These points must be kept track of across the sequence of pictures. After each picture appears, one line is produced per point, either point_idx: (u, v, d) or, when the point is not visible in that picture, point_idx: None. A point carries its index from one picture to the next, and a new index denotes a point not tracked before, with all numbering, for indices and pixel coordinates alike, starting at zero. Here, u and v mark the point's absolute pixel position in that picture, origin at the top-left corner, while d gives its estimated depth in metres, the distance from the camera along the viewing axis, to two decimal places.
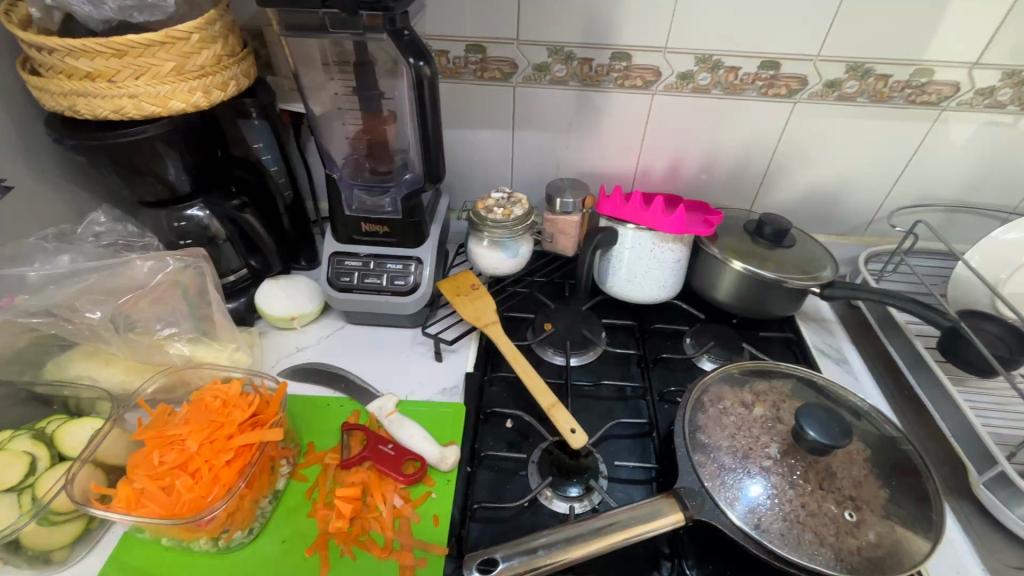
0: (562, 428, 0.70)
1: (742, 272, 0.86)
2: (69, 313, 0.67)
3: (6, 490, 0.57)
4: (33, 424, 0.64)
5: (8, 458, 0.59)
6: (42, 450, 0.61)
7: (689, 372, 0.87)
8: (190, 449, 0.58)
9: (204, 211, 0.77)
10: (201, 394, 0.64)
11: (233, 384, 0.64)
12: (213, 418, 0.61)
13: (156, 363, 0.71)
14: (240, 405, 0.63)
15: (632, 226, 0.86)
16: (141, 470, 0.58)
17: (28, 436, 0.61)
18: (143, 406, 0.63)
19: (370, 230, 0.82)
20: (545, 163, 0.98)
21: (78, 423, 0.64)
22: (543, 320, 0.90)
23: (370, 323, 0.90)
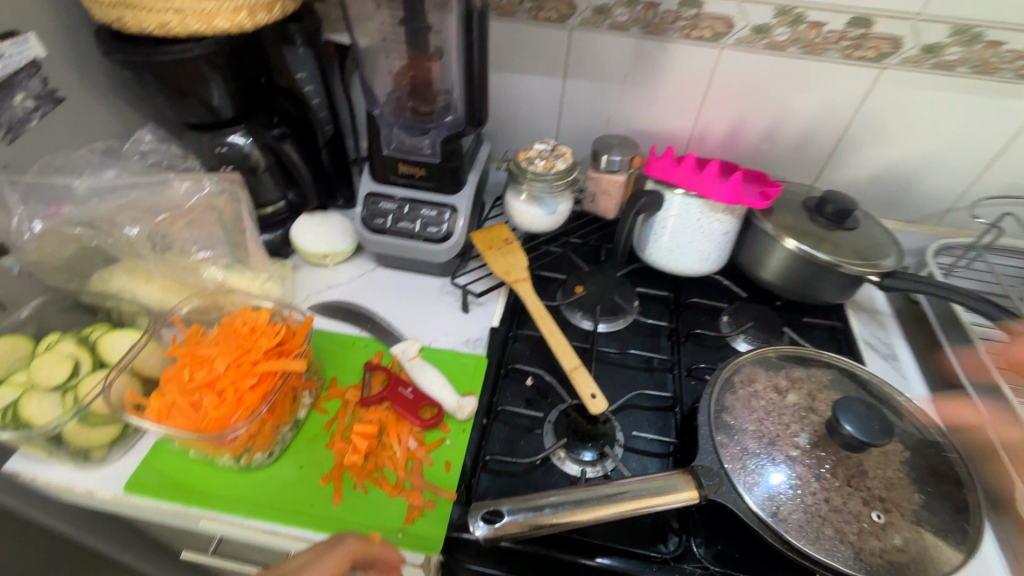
0: (583, 393, 0.70)
1: (794, 251, 0.80)
2: (109, 227, 0.70)
3: (53, 389, 0.61)
4: (79, 330, 0.68)
5: (54, 359, 0.62)
6: (85, 355, 0.64)
7: (722, 351, 0.83)
8: (218, 370, 0.60)
9: (245, 137, 0.78)
10: (231, 318, 0.66)
11: (262, 312, 0.65)
12: (241, 342, 0.62)
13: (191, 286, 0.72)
14: (267, 332, 0.64)
15: (680, 192, 0.81)
16: (172, 384, 0.60)
17: (73, 341, 0.65)
18: (177, 324, 0.65)
19: (407, 172, 0.80)
20: (595, 117, 0.92)
21: (118, 333, 0.67)
22: (574, 283, 0.87)
23: (402, 268, 0.90)
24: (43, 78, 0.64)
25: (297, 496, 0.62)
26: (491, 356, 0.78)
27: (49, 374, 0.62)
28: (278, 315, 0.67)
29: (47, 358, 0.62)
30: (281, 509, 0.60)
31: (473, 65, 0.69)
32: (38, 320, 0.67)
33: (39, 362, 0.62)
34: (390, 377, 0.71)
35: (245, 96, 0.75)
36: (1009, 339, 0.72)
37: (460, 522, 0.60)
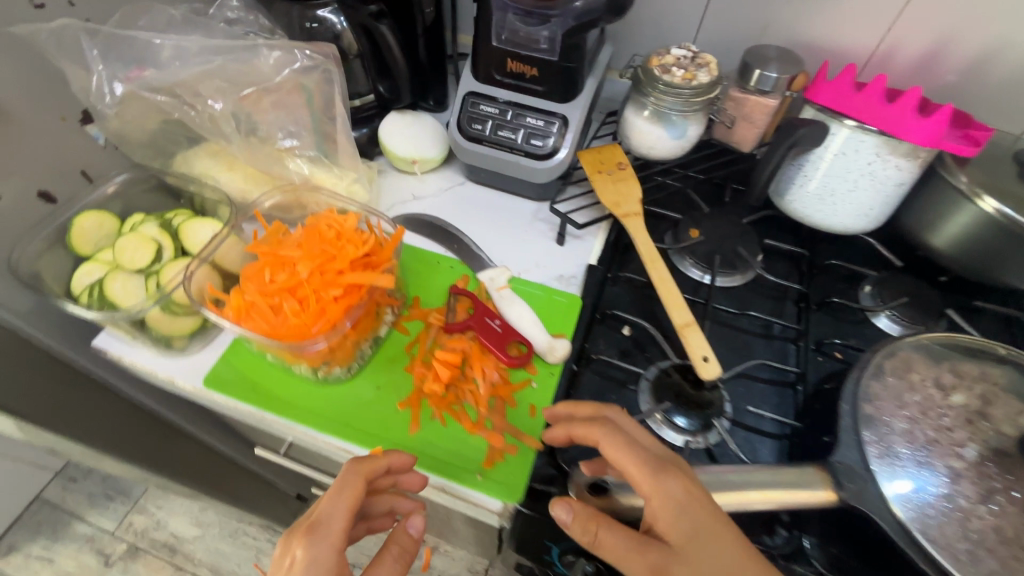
0: (693, 354, 0.61)
1: (992, 215, 0.62)
2: (193, 97, 0.63)
3: (137, 271, 0.59)
4: (162, 213, 0.65)
5: (138, 241, 0.59)
6: (168, 242, 0.61)
7: (858, 326, 0.70)
8: (301, 275, 0.54)
9: (337, 14, 0.67)
10: (316, 220, 0.59)
11: (350, 218, 0.58)
12: (325, 248, 0.56)
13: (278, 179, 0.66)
14: (353, 239, 0.57)
15: (849, 123, 0.64)
16: (254, 285, 0.55)
17: (156, 224, 0.62)
18: (260, 220, 0.60)
19: (516, 71, 0.68)
20: (749, 21, 0.74)
21: (200, 221, 0.63)
22: (689, 225, 0.75)
23: (495, 185, 0.80)
24: None
25: (372, 417, 0.58)
26: (586, 297, 0.69)
27: (133, 256, 0.59)
28: (366, 221, 0.60)
29: (131, 239, 0.59)
30: (357, 428, 0.57)
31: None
32: (124, 199, 0.64)
33: (124, 243, 0.60)
34: (478, 305, 0.65)
35: None
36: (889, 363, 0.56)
37: (545, 474, 0.55)
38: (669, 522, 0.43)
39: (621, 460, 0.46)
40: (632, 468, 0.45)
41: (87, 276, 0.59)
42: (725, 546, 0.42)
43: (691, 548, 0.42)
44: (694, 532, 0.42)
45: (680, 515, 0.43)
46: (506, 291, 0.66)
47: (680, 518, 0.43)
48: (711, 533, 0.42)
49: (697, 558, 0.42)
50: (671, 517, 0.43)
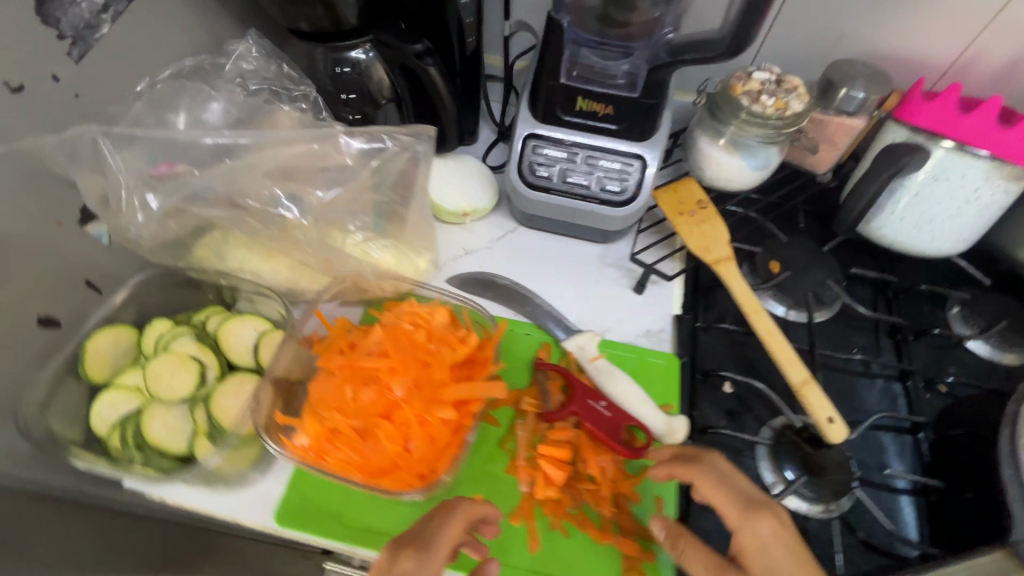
0: (818, 416, 0.56)
1: None
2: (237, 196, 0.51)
3: (178, 401, 0.48)
4: (191, 317, 0.54)
5: (176, 364, 0.48)
6: (210, 357, 0.50)
7: (953, 350, 0.67)
8: (398, 396, 0.45)
9: (368, 53, 0.57)
10: (395, 318, 0.50)
11: (438, 314, 0.50)
12: (419, 357, 0.47)
13: (331, 262, 0.55)
14: (446, 340, 0.49)
15: (946, 145, 0.59)
16: (335, 410, 0.46)
17: (191, 336, 0.51)
18: (323, 320, 0.50)
19: (587, 109, 0.60)
20: (822, 31, 0.67)
21: (240, 322, 0.52)
22: (768, 258, 0.69)
23: (552, 230, 0.72)
24: None
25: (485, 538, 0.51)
26: (683, 353, 0.63)
27: (172, 382, 0.48)
28: (452, 313, 0.52)
29: (167, 362, 0.48)
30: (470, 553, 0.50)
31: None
32: (139, 302, 0.53)
33: (157, 367, 0.48)
34: (577, 385, 0.56)
35: None
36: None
37: None
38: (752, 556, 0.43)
39: (712, 491, 0.47)
40: (722, 502, 0.46)
41: (115, 414, 0.48)
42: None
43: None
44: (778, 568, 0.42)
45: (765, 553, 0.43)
46: (602, 364, 0.58)
47: (763, 555, 0.43)
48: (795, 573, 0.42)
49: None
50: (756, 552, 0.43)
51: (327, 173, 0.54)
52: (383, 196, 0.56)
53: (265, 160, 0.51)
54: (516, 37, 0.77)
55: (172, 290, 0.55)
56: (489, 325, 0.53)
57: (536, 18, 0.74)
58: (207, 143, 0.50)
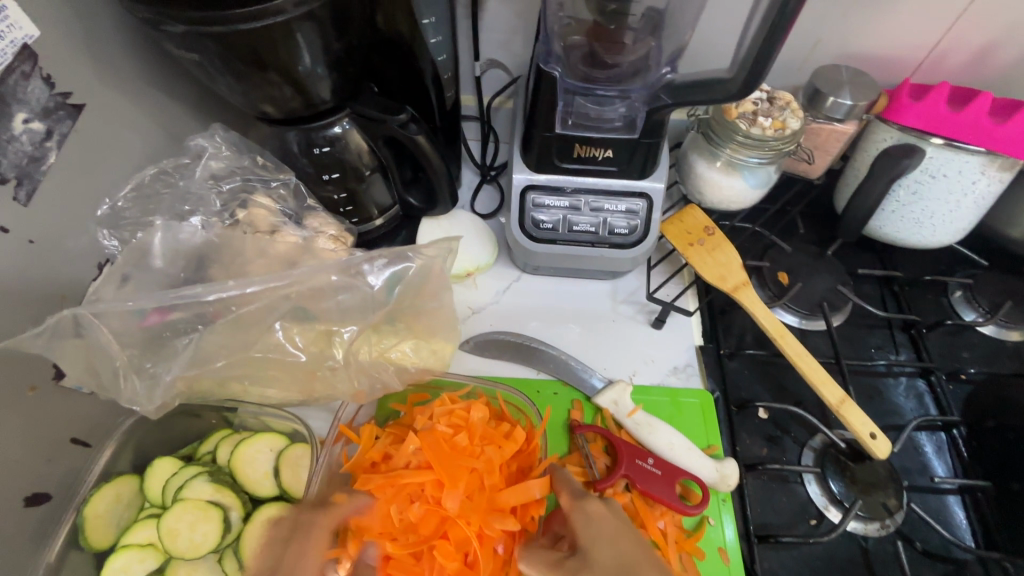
0: (862, 434, 0.55)
1: None
2: (246, 329, 0.43)
3: (203, 554, 0.43)
4: (200, 452, 0.48)
5: (195, 514, 0.43)
6: (229, 496, 0.45)
7: (962, 335, 0.67)
8: (452, 511, 0.43)
9: (349, 127, 0.53)
10: (429, 421, 0.48)
11: (475, 411, 0.48)
12: (465, 464, 0.45)
13: (360, 389, 0.48)
14: (489, 438, 0.48)
15: (937, 141, 0.60)
16: (382, 536, 0.43)
17: (205, 478, 0.45)
18: (349, 434, 0.46)
19: (585, 154, 0.56)
20: (798, 38, 0.67)
21: (254, 447, 0.47)
22: (777, 270, 0.68)
23: (558, 274, 0.68)
24: (46, 75, 0.38)
25: None
26: (714, 388, 0.61)
27: (193, 536, 0.43)
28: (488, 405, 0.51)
29: (184, 514, 0.43)
30: None
31: (756, 31, 0.41)
32: (133, 445, 0.47)
33: (172, 520, 0.43)
34: (622, 445, 0.54)
35: (354, 64, 0.49)
36: None
37: None
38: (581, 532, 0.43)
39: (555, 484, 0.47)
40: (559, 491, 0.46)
41: None
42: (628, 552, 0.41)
43: (598, 551, 0.41)
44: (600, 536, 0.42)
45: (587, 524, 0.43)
46: (638, 420, 0.56)
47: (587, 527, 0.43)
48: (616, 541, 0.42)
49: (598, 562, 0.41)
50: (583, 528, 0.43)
51: (342, 298, 0.45)
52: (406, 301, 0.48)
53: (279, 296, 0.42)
54: (488, 76, 0.73)
55: (167, 422, 0.49)
56: (525, 408, 0.52)
57: (505, 55, 0.71)
58: (210, 299, 0.41)
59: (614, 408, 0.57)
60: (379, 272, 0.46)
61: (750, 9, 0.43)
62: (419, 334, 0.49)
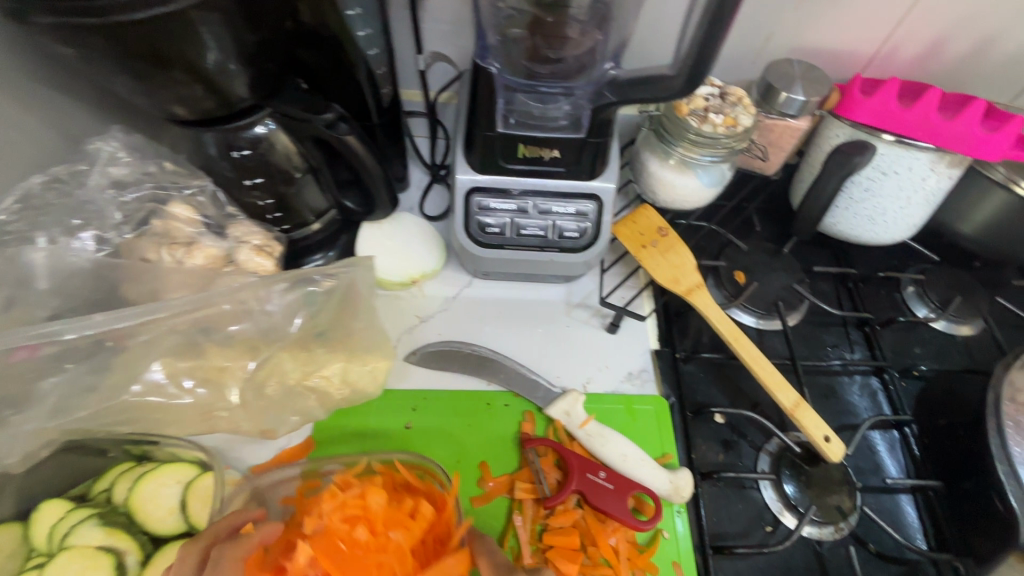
0: (816, 437, 0.54)
1: None
2: (131, 356, 0.42)
3: None
4: (93, 491, 0.45)
5: (83, 564, 0.40)
6: (123, 539, 0.42)
7: (915, 331, 0.67)
8: None
9: (271, 127, 0.48)
10: (319, 521, 0.42)
11: (373, 496, 0.44)
12: (371, 560, 0.41)
13: (267, 427, 0.46)
14: (395, 521, 0.43)
15: (889, 138, 0.59)
16: None
17: (96, 521, 0.42)
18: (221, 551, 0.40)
19: (531, 154, 0.53)
20: (751, 31, 0.65)
21: (154, 484, 0.44)
22: (733, 269, 0.66)
23: (510, 279, 0.65)
24: None
25: None
26: (670, 393, 0.60)
27: None
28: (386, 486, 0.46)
29: (69, 564, 0.40)
30: None
31: (700, 26, 0.38)
32: (19, 487, 0.42)
33: (56, 571, 0.40)
34: (574, 458, 0.52)
35: (274, 60, 0.45)
36: (1004, 389, 0.55)
37: None
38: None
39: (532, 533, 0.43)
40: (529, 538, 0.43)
41: None
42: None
43: None
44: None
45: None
46: (588, 432, 0.54)
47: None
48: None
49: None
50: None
51: (245, 323, 0.44)
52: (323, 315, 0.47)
53: (159, 328, 0.42)
54: (433, 69, 0.69)
55: (62, 458, 0.45)
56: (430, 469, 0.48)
57: (450, 48, 0.67)
58: (69, 337, 0.39)
59: (568, 420, 0.55)
60: (279, 297, 0.45)
61: (693, 2, 0.40)
62: (352, 352, 0.47)
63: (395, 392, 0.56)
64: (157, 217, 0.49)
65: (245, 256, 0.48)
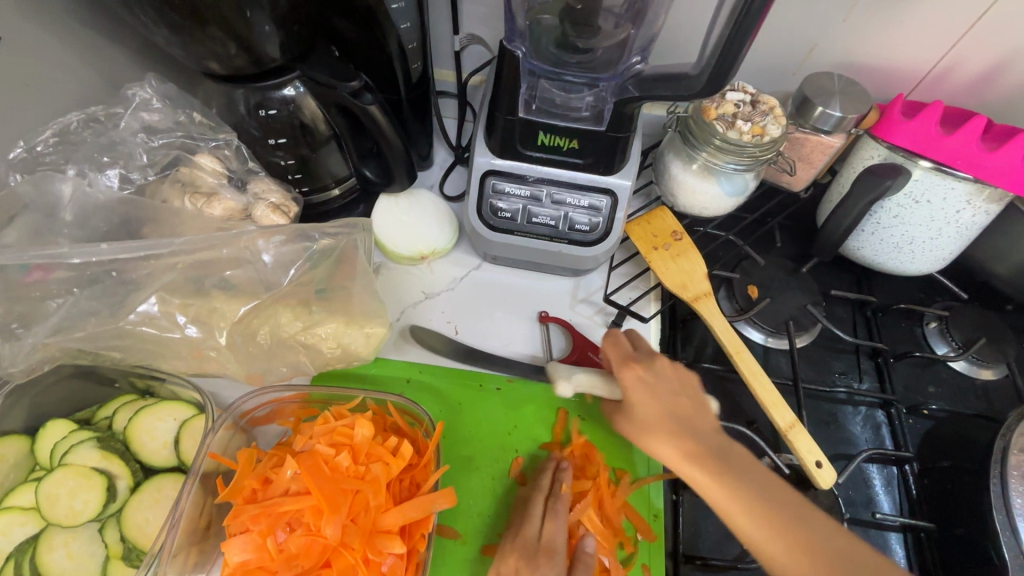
0: (808, 462, 0.53)
1: None
2: (146, 290, 0.44)
3: (82, 522, 0.43)
4: (93, 417, 0.47)
5: (76, 481, 0.43)
6: (117, 465, 0.45)
7: (931, 369, 0.64)
8: (330, 537, 0.40)
9: (299, 89, 0.50)
10: (308, 441, 0.45)
11: (359, 429, 0.44)
12: (348, 487, 0.42)
13: (253, 372, 0.48)
14: (376, 455, 0.44)
15: (926, 164, 0.57)
16: (260, 571, 0.41)
17: (93, 444, 0.45)
18: (220, 457, 0.42)
19: (550, 142, 0.53)
20: (794, 41, 0.63)
21: (151, 418, 0.46)
22: (746, 282, 0.64)
23: (519, 267, 0.64)
24: None
25: None
26: None
27: (72, 503, 0.42)
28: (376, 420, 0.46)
29: (63, 481, 0.42)
30: None
31: (725, 25, 0.38)
32: (26, 403, 0.46)
33: (51, 486, 0.43)
34: (573, 335, 0.60)
35: (302, 23, 0.45)
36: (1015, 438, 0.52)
37: None
38: (643, 408, 0.48)
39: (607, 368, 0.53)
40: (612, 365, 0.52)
41: (9, 543, 0.42)
42: (704, 421, 0.48)
43: (635, 400, 0.49)
44: (681, 406, 0.48)
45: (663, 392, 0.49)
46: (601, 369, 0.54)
47: (656, 398, 0.48)
48: (694, 411, 0.48)
49: (680, 427, 0.46)
50: (650, 396, 0.48)
51: (253, 275, 0.46)
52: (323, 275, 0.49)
53: (171, 266, 0.44)
54: (467, 51, 0.70)
55: (69, 382, 0.48)
56: (420, 417, 0.48)
57: (486, 30, 0.67)
58: (75, 262, 0.42)
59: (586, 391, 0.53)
60: (275, 249, 0.46)
61: (721, 2, 0.40)
62: (350, 316, 0.49)
63: (388, 360, 0.57)
64: (182, 163, 0.51)
65: (261, 212, 0.49)
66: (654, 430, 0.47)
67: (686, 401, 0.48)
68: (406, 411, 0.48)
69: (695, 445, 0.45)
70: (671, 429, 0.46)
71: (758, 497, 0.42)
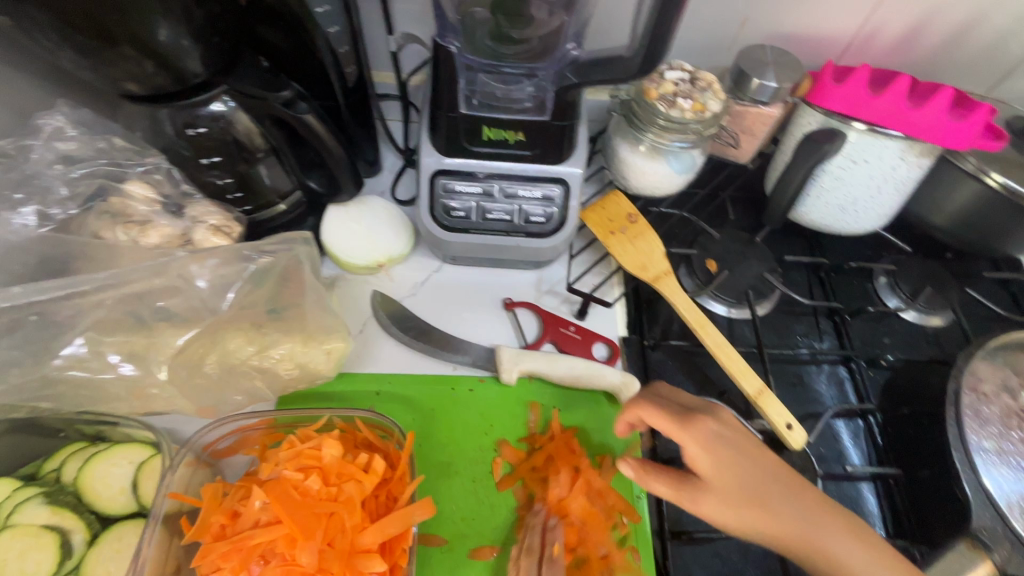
0: (778, 425, 0.54)
1: (996, 189, 0.62)
2: (80, 329, 0.42)
3: None
4: (39, 471, 0.45)
5: (25, 542, 0.40)
6: (70, 518, 0.42)
7: (885, 321, 0.67)
8: (305, 565, 0.39)
9: (228, 104, 0.47)
10: (275, 469, 0.43)
11: (327, 449, 0.43)
12: (321, 510, 0.41)
13: (205, 405, 0.46)
14: (348, 473, 0.43)
15: (861, 126, 0.59)
16: None
17: (41, 500, 0.42)
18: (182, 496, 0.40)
19: (495, 136, 0.53)
20: (724, 17, 0.64)
21: (103, 465, 0.43)
22: (704, 257, 0.65)
23: (479, 265, 0.63)
24: None
25: None
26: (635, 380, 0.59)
27: (23, 565, 0.40)
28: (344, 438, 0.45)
29: (11, 543, 0.40)
30: None
31: (652, 5, 0.38)
32: None
33: None
34: (542, 320, 0.60)
35: (222, 35, 0.43)
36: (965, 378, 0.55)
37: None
38: (722, 480, 0.44)
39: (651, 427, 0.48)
40: (661, 424, 0.46)
41: None
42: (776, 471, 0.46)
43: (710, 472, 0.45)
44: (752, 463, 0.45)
45: (735, 455, 0.45)
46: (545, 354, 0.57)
47: (735, 465, 0.44)
48: (767, 461, 0.46)
49: (764, 494, 0.44)
50: (722, 462, 0.45)
51: (198, 302, 0.45)
52: (273, 295, 0.47)
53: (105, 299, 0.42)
54: (404, 50, 0.68)
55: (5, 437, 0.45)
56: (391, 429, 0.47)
57: (420, 28, 0.65)
58: None
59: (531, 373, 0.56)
60: (209, 273, 0.45)
61: None
62: (306, 334, 0.47)
63: (354, 374, 0.56)
64: (108, 193, 0.49)
65: (201, 236, 0.47)
66: (740, 503, 0.44)
67: (757, 457, 0.45)
68: (375, 426, 0.47)
69: (784, 515, 0.43)
70: (754, 497, 0.44)
71: (848, 553, 0.42)
